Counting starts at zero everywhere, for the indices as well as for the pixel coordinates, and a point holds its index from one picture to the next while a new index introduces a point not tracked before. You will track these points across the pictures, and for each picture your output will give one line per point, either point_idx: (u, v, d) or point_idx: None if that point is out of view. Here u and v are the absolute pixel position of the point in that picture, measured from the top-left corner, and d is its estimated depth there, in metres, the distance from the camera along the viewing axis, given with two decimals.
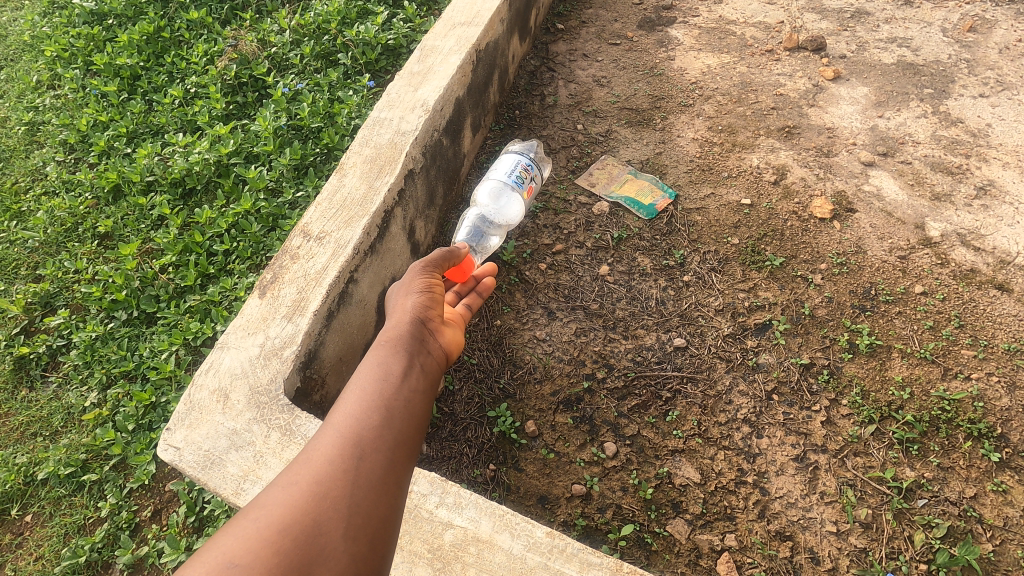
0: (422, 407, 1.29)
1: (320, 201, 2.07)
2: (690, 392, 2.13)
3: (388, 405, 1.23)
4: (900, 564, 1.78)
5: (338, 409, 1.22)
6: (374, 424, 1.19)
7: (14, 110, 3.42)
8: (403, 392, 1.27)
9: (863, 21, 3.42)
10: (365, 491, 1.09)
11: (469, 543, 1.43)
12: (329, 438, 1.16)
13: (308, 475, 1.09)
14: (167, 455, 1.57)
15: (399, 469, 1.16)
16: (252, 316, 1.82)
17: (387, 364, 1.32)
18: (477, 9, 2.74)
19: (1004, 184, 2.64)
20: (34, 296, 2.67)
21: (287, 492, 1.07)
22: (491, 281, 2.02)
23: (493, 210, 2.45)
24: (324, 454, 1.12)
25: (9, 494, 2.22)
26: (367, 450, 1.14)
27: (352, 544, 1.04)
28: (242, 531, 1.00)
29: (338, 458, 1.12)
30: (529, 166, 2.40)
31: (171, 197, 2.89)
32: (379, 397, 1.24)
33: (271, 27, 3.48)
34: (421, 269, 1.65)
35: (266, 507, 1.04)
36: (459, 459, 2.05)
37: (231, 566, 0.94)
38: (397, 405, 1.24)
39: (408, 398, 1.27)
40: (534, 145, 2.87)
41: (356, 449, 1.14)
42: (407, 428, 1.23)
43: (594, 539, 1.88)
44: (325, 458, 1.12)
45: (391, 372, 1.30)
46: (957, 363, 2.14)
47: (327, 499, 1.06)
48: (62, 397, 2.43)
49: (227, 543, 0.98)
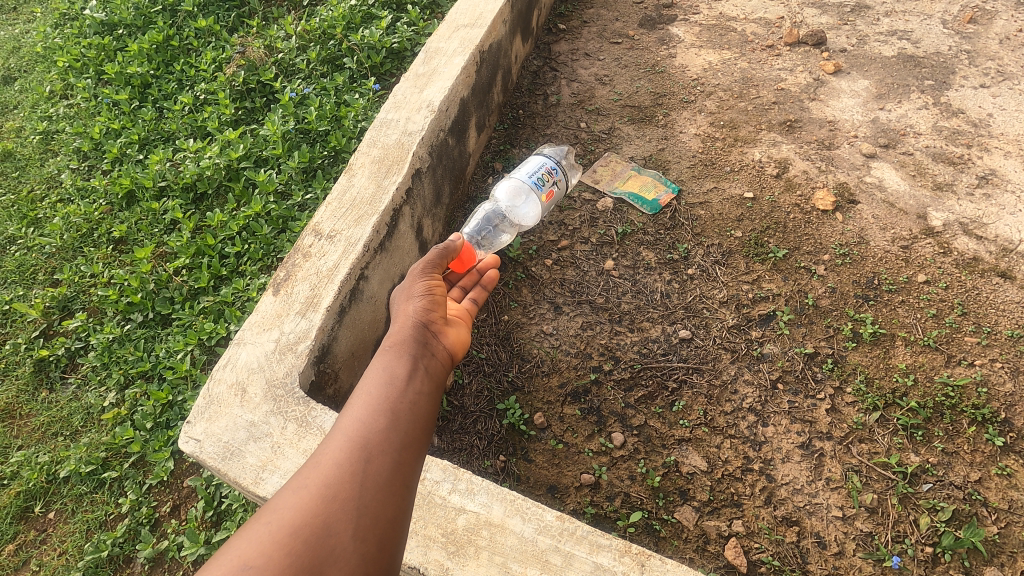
0: (428, 408, 1.33)
1: (330, 201, 2.12)
2: (695, 382, 2.16)
3: (393, 408, 1.27)
4: (906, 547, 1.80)
5: (345, 414, 1.27)
6: (380, 428, 1.23)
7: (28, 120, 3.50)
8: (408, 395, 1.31)
9: (863, 15, 3.44)
10: (373, 493, 1.14)
11: (482, 527, 1.47)
12: (337, 443, 1.20)
13: (316, 480, 1.14)
14: (188, 447, 1.63)
15: (405, 470, 1.21)
16: (267, 313, 1.87)
17: (392, 368, 1.36)
18: (480, 11, 2.79)
19: (1006, 173, 2.66)
20: (52, 301, 2.74)
21: (297, 496, 1.11)
22: (494, 274, 2.06)
23: (509, 207, 2.46)
24: (332, 458, 1.17)
25: (32, 492, 2.29)
26: (373, 454, 1.18)
27: (361, 545, 1.08)
28: (255, 535, 1.04)
29: (345, 462, 1.16)
30: (554, 170, 2.36)
31: (184, 202, 2.96)
32: (384, 401, 1.28)
33: (277, 33, 3.54)
34: (421, 270, 1.68)
35: (278, 511, 1.09)
36: (470, 451, 2.09)
37: (245, 569, 0.99)
38: (402, 408, 1.28)
39: (413, 400, 1.31)
40: (564, 150, 2.89)
41: (363, 453, 1.18)
42: (414, 430, 1.27)
43: (603, 527, 1.91)
44: (333, 462, 1.16)
45: (395, 376, 1.34)
46: (960, 349, 2.16)
47: (336, 502, 1.10)
48: (81, 397, 2.49)
49: (240, 547, 1.02)
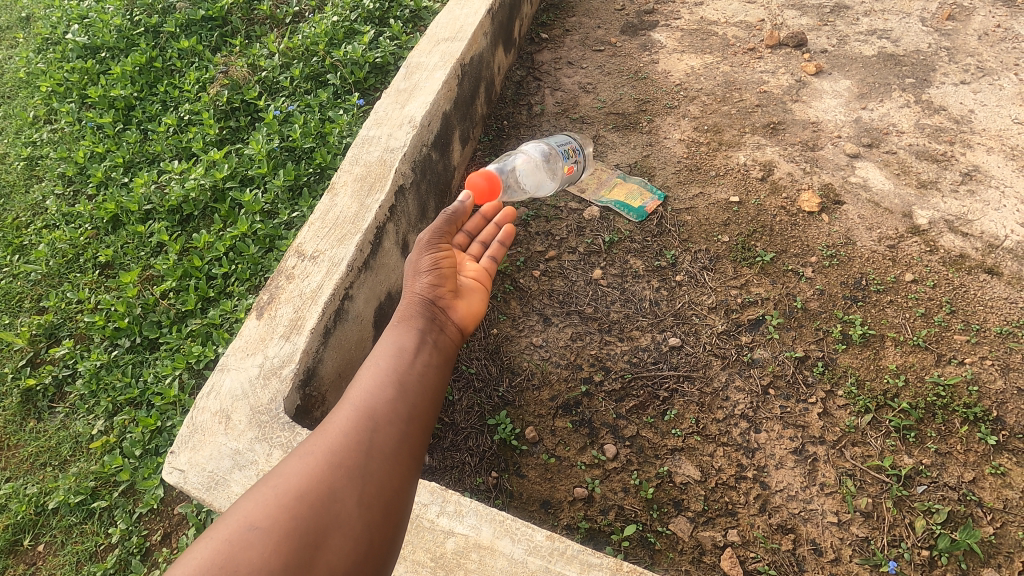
0: (435, 381, 1.36)
1: (313, 221, 2.11)
2: (686, 391, 2.15)
3: (401, 381, 1.30)
4: (902, 552, 1.79)
5: (355, 384, 1.31)
6: (388, 398, 1.26)
7: (12, 146, 3.48)
8: (415, 369, 1.34)
9: (842, 15, 3.46)
10: (378, 462, 1.17)
11: (471, 550, 1.45)
12: (345, 412, 1.24)
13: (324, 446, 1.17)
14: (172, 478, 1.61)
15: (412, 441, 1.24)
16: (251, 337, 1.85)
17: (401, 341, 1.39)
18: (460, 24, 2.79)
19: (989, 168, 2.67)
20: (39, 328, 2.71)
21: (305, 462, 1.15)
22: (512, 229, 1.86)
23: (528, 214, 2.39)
24: (340, 427, 1.20)
25: (21, 525, 2.25)
26: (381, 424, 1.21)
27: (365, 510, 1.11)
28: (262, 497, 1.08)
29: (353, 430, 1.20)
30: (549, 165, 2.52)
31: (169, 224, 2.95)
32: (393, 373, 1.31)
33: (260, 52, 3.54)
34: (436, 228, 1.62)
35: (284, 475, 1.12)
36: (461, 469, 2.07)
37: (251, 528, 1.02)
38: (410, 381, 1.31)
39: (421, 373, 1.34)
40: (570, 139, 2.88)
41: (370, 422, 1.21)
42: (421, 403, 1.30)
43: (598, 541, 1.90)
44: (340, 431, 1.20)
45: (404, 350, 1.37)
46: (950, 348, 2.15)
47: (341, 468, 1.14)
48: (69, 426, 2.46)
49: (247, 508, 1.06)
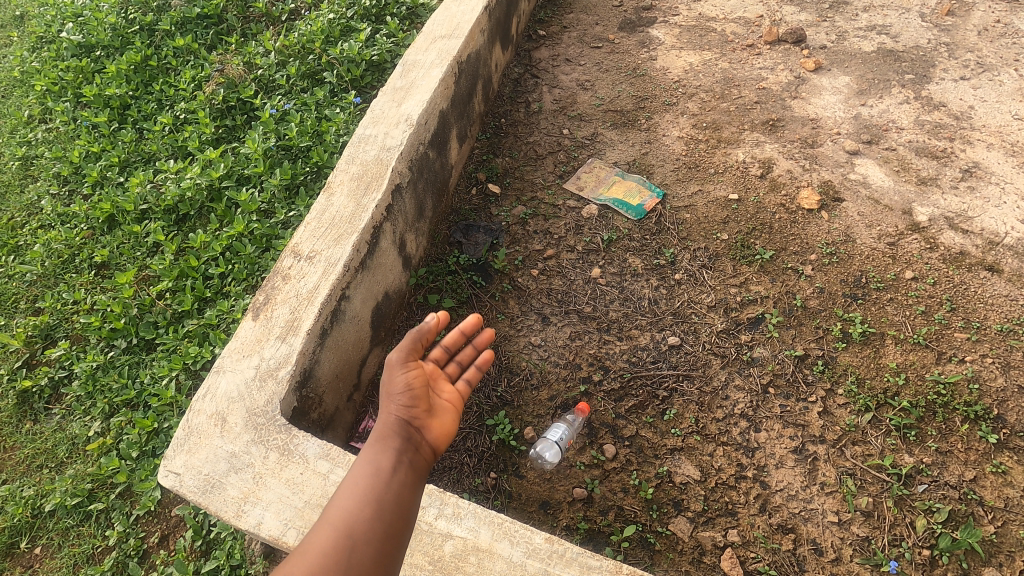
0: (416, 494, 1.27)
1: (309, 220, 2.09)
2: (686, 390, 2.14)
3: (380, 501, 1.22)
4: (903, 551, 1.78)
5: (332, 502, 1.23)
6: (366, 517, 1.19)
7: (6, 146, 3.45)
8: (395, 485, 1.25)
9: (842, 11, 3.44)
10: None
11: (469, 553, 1.44)
12: (322, 534, 1.18)
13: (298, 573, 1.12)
14: (168, 482, 1.59)
15: (390, 561, 1.18)
16: (247, 338, 1.83)
17: (380, 459, 1.28)
18: (456, 22, 2.76)
19: (989, 165, 2.66)
20: (34, 329, 2.69)
21: None
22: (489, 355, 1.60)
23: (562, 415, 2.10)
24: (315, 551, 1.14)
25: (18, 527, 2.23)
26: (359, 543, 1.16)
27: None
28: None
29: (328, 555, 1.13)
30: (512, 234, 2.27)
31: (165, 224, 2.93)
32: (371, 492, 1.23)
33: (256, 50, 3.51)
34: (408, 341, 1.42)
35: None
36: (460, 469, 2.05)
37: None
38: (388, 500, 1.23)
39: (400, 489, 1.25)
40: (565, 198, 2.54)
41: (346, 543, 1.15)
42: (400, 520, 1.22)
43: (597, 542, 1.89)
44: (314, 557, 1.13)
45: (384, 466, 1.27)
46: (950, 346, 2.14)
47: None
48: (66, 427, 2.44)
49: None
